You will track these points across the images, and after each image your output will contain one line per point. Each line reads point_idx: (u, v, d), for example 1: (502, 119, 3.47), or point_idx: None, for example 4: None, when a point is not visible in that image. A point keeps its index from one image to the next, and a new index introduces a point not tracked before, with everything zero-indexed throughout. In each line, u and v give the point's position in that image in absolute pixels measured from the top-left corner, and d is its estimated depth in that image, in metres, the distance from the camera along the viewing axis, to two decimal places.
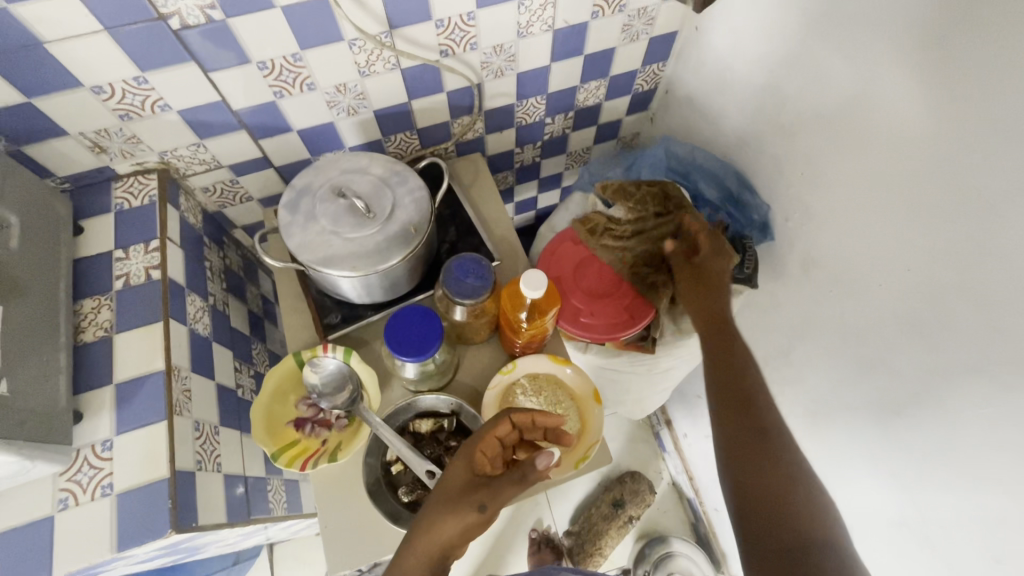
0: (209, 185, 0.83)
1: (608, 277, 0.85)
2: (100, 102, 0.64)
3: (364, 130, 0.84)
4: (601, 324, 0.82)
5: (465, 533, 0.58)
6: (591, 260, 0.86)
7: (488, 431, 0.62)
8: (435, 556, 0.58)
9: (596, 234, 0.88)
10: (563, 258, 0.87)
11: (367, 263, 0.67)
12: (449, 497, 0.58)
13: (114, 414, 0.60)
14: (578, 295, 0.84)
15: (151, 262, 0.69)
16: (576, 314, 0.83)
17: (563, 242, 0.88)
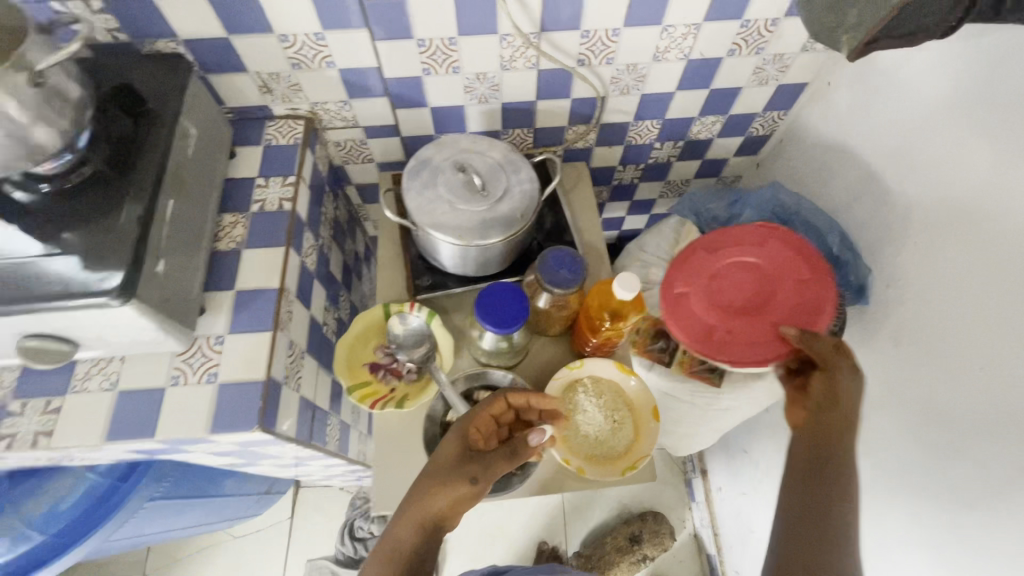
0: (341, 141, 0.91)
1: (754, 287, 0.67)
2: (281, 49, 0.73)
3: (488, 119, 0.90)
4: (747, 350, 0.65)
5: (457, 505, 0.62)
6: (730, 269, 0.69)
7: (481, 410, 0.65)
8: (427, 525, 0.62)
9: (735, 239, 0.71)
10: (694, 270, 0.70)
11: (472, 236, 0.72)
12: (443, 470, 0.61)
13: (230, 315, 0.68)
14: (716, 315, 0.67)
15: (285, 194, 0.77)
16: (716, 338, 0.66)
17: (692, 253, 0.72)
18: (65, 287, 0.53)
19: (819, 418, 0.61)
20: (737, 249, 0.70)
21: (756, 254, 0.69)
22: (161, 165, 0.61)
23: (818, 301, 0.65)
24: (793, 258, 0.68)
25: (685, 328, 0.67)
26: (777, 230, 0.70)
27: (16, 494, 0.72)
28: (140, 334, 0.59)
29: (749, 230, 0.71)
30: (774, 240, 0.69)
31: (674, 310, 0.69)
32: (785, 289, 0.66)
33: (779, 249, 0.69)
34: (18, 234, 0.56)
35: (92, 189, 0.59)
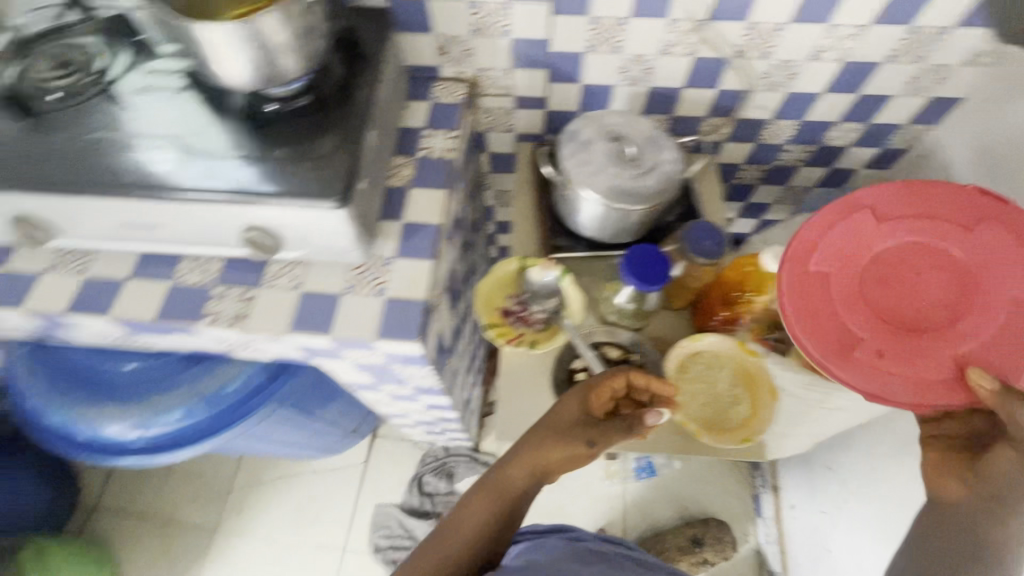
0: (491, 108, 0.98)
1: (934, 293, 0.62)
2: (467, 15, 0.81)
3: (631, 101, 0.95)
4: (902, 378, 0.60)
5: (569, 461, 0.71)
6: (905, 262, 0.64)
7: (604, 383, 0.69)
8: (537, 471, 0.72)
9: (928, 219, 0.65)
10: (853, 251, 0.66)
11: (620, 200, 0.77)
12: (561, 431, 0.70)
13: (397, 242, 0.76)
14: (873, 321, 0.63)
15: (448, 146, 0.85)
16: (857, 351, 0.62)
17: (849, 218, 0.66)
18: (294, 188, 0.63)
19: (993, 484, 0.56)
20: (908, 231, 0.65)
21: (943, 246, 0.64)
22: (369, 99, 0.71)
23: (1017, 320, 0.59)
24: (997, 256, 0.62)
25: (825, 335, 0.63)
26: (981, 210, 0.64)
27: (192, 375, 0.82)
28: (334, 241, 0.68)
29: (941, 207, 0.65)
30: (981, 231, 0.63)
31: (810, 304, 0.65)
32: (977, 304, 0.60)
33: (983, 240, 0.63)
34: (257, 146, 0.66)
35: (314, 115, 0.69)
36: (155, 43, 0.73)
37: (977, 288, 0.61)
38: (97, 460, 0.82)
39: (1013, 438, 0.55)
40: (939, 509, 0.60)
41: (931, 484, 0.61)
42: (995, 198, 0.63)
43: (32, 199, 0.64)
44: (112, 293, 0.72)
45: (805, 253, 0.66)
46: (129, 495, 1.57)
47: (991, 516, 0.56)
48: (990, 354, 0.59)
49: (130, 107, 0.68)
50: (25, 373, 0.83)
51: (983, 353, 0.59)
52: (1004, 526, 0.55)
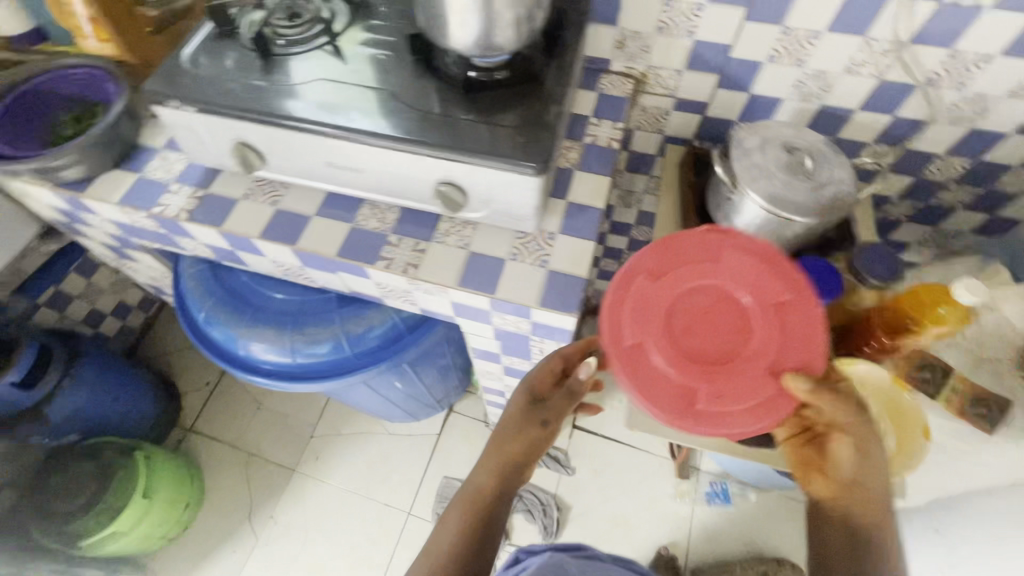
0: (648, 107, 1.00)
1: (720, 322, 0.59)
2: (658, 13, 0.83)
3: (796, 117, 0.93)
4: (740, 412, 0.57)
5: (530, 452, 0.70)
6: (691, 290, 0.60)
7: (539, 364, 0.72)
8: (506, 471, 0.70)
9: (682, 259, 0.61)
10: (642, 287, 0.61)
11: (790, 212, 0.76)
12: (516, 421, 0.70)
13: (562, 220, 0.79)
14: (676, 352, 0.58)
15: (614, 136, 0.87)
16: (698, 403, 0.57)
17: (638, 275, 0.61)
18: (496, 150, 0.66)
19: (870, 486, 0.60)
20: (705, 279, 0.60)
21: (712, 273, 0.60)
22: (566, 79, 0.73)
23: (795, 336, 0.59)
24: (755, 273, 0.60)
25: (660, 395, 0.58)
26: (718, 243, 0.61)
27: (343, 313, 0.88)
28: (516, 206, 0.71)
29: (695, 249, 0.61)
30: (724, 248, 0.61)
31: (659, 376, 0.58)
32: (757, 324, 0.59)
33: (732, 266, 0.61)
34: (462, 110, 0.71)
35: (513, 88, 0.72)
36: (374, 9, 0.80)
37: (782, 329, 0.59)
38: (248, 377, 0.89)
39: (836, 425, 0.61)
40: (832, 525, 0.61)
41: (809, 484, 0.65)
42: (719, 230, 0.62)
43: (258, 130, 0.71)
44: (300, 226, 0.79)
45: (626, 328, 0.60)
46: (219, 424, 1.67)
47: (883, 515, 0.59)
48: (791, 356, 0.58)
49: (348, 61, 0.74)
50: (199, 289, 0.91)
51: (780, 355, 0.58)
52: (875, 509, 0.59)
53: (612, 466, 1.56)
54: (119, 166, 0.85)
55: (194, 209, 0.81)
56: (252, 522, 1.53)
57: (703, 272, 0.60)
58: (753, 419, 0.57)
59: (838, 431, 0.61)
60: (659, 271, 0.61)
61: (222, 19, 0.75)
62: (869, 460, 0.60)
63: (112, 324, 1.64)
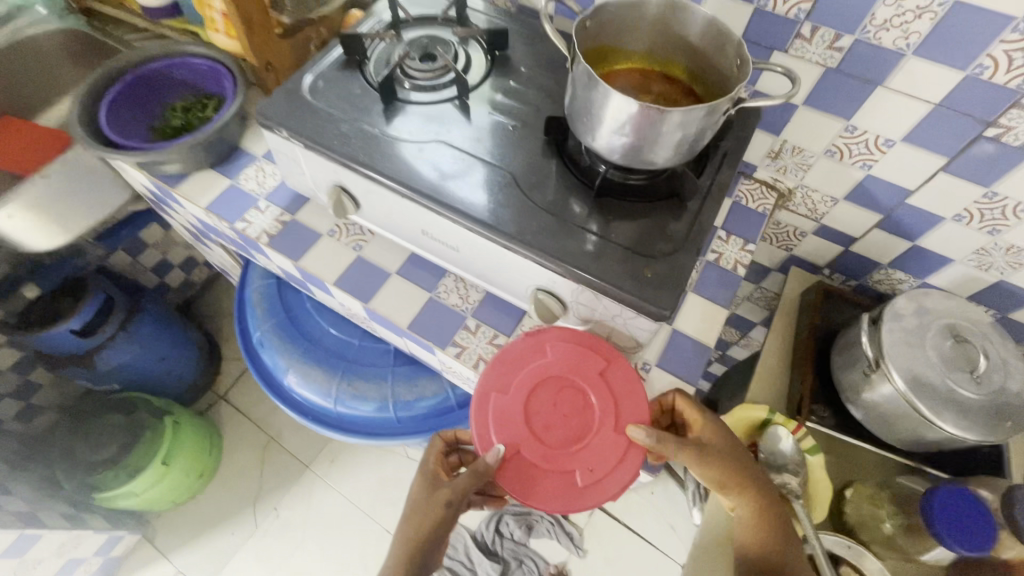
0: (783, 223, 0.87)
1: (565, 406, 0.59)
2: (836, 135, 0.70)
3: (961, 283, 0.78)
4: (612, 474, 0.56)
5: (442, 534, 0.58)
6: (535, 390, 0.60)
7: (430, 449, 0.66)
8: (415, 559, 0.57)
9: (518, 367, 0.61)
10: (498, 406, 0.59)
11: (943, 416, 0.62)
12: (420, 503, 0.60)
13: (661, 349, 0.69)
14: (542, 449, 0.57)
15: (743, 259, 0.74)
16: (576, 483, 0.56)
17: (490, 394, 0.59)
18: (618, 276, 0.56)
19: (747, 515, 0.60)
20: (529, 382, 0.60)
21: (540, 365, 0.60)
22: (715, 202, 0.61)
23: (627, 397, 0.59)
24: (577, 359, 0.60)
25: (546, 492, 0.56)
26: (541, 338, 0.62)
27: (398, 372, 0.82)
28: (617, 332, 0.62)
29: (525, 355, 0.61)
30: (549, 341, 0.62)
31: (544, 487, 0.56)
32: (594, 402, 0.59)
33: (557, 360, 0.61)
34: (587, 213, 0.61)
35: (649, 199, 0.62)
36: (512, 69, 0.72)
37: (616, 396, 0.59)
38: (289, 413, 0.84)
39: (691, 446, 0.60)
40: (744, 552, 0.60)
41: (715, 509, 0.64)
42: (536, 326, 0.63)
43: (362, 182, 0.64)
44: (378, 282, 0.72)
45: (486, 440, 0.57)
46: (249, 399, 1.66)
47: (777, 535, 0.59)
48: (627, 412, 0.59)
49: (472, 124, 0.67)
50: (261, 305, 0.88)
51: (621, 417, 0.58)
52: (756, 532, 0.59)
53: (626, 561, 1.42)
54: (216, 168, 0.81)
55: (276, 233, 0.76)
56: (255, 509, 1.51)
57: (530, 365, 0.61)
58: (627, 474, 0.57)
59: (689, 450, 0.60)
60: (498, 380, 0.60)
61: (354, 48, 0.70)
62: (734, 483, 0.59)
63: (176, 276, 1.65)
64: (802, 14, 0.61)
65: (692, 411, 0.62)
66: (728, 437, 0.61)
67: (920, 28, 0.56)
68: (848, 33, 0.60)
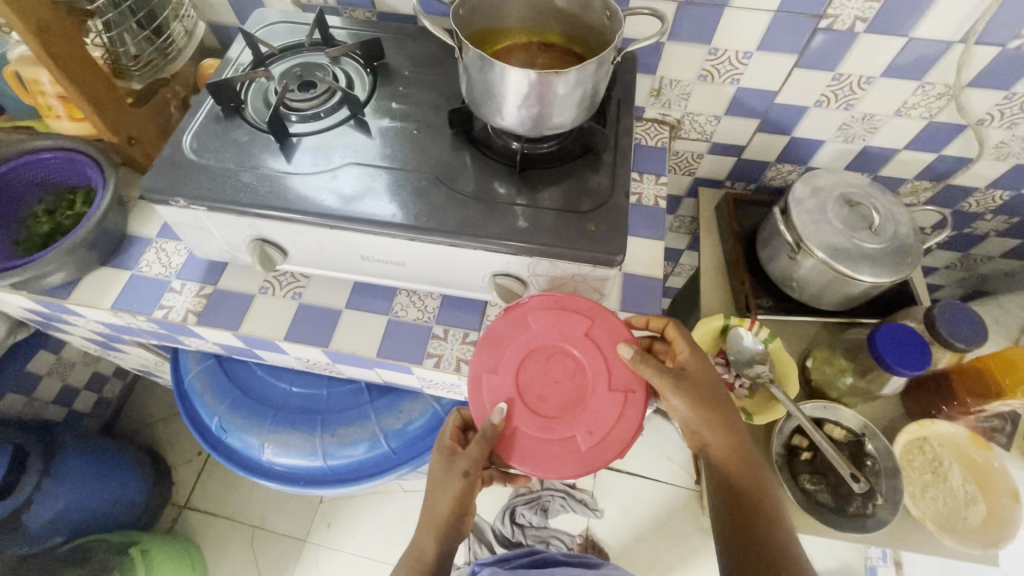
0: (681, 152, 0.94)
1: (557, 374, 0.60)
2: (703, 60, 0.77)
3: (837, 157, 0.89)
4: (610, 430, 0.58)
5: (464, 502, 0.62)
6: (525, 364, 0.61)
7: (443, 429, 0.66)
8: (447, 528, 0.62)
9: (505, 345, 0.62)
10: (492, 387, 0.60)
11: (862, 271, 0.71)
12: (439, 477, 0.62)
13: (620, 293, 0.72)
14: (540, 420, 0.58)
15: (660, 193, 0.79)
16: (578, 446, 0.57)
17: (482, 376, 0.61)
18: (563, 239, 0.59)
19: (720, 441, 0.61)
20: (518, 357, 0.61)
21: (525, 337, 0.61)
22: (626, 147, 0.66)
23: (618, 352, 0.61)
24: (562, 323, 0.61)
25: (546, 460, 0.57)
26: (523, 310, 0.63)
27: (379, 405, 0.80)
28: (582, 290, 0.65)
29: (511, 334, 0.62)
30: (531, 312, 0.62)
31: (548, 456, 0.57)
32: (586, 364, 0.60)
33: (543, 330, 0.61)
34: (516, 190, 0.63)
35: (566, 161, 0.65)
36: (396, 75, 0.72)
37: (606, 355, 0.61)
38: (277, 486, 0.79)
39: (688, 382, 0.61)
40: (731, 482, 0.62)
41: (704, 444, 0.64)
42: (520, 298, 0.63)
43: (284, 227, 0.62)
44: (331, 322, 0.70)
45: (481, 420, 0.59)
46: (218, 497, 1.53)
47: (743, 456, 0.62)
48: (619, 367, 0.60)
49: (375, 139, 0.66)
50: (208, 390, 0.81)
51: (615, 375, 0.60)
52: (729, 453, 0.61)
53: (641, 506, 1.48)
54: (108, 263, 0.74)
55: (203, 309, 0.70)
56: None
57: (516, 343, 0.61)
58: (625, 428, 0.58)
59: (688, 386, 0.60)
60: (489, 361, 0.61)
61: (226, 96, 0.66)
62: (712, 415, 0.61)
63: (87, 398, 1.48)
64: None
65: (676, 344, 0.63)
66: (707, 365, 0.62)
67: None
68: None
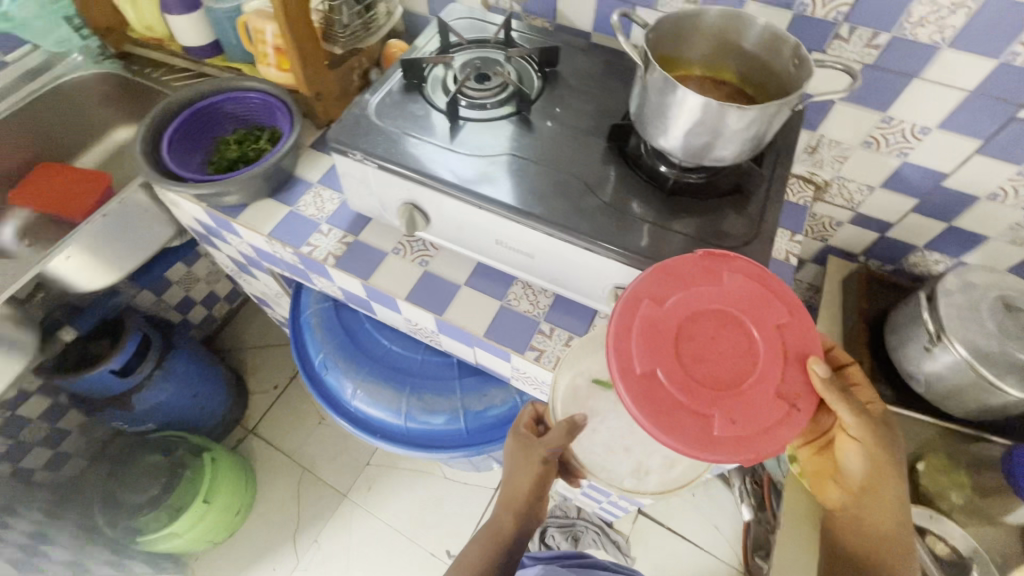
0: (819, 215, 0.91)
1: (725, 344, 0.48)
2: (873, 126, 0.74)
3: (996, 258, 0.82)
4: (756, 433, 0.46)
5: (541, 489, 0.61)
6: (695, 316, 0.49)
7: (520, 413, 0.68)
8: (523, 514, 0.59)
9: (684, 285, 0.50)
10: (648, 319, 0.49)
11: (1009, 382, 0.65)
12: (521, 455, 0.62)
13: None
14: (686, 380, 0.47)
15: (794, 249, 0.77)
16: (713, 430, 0.46)
17: (644, 301, 0.49)
18: None
19: (887, 506, 0.53)
20: (693, 303, 0.50)
21: (712, 291, 0.50)
22: (778, 195, 0.65)
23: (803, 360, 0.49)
24: (756, 297, 0.50)
25: (671, 424, 0.46)
26: (721, 263, 0.52)
27: (466, 384, 0.83)
28: None
29: (696, 276, 0.51)
30: (726, 268, 0.52)
31: (675, 420, 0.46)
32: (765, 352, 0.49)
33: (736, 293, 0.50)
34: (658, 211, 0.64)
35: (713, 196, 0.65)
36: (564, 84, 0.76)
37: (788, 357, 0.49)
38: (354, 432, 0.84)
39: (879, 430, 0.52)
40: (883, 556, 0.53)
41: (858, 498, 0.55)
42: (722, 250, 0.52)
43: (438, 198, 0.67)
44: (448, 294, 0.75)
45: (622, 349, 0.48)
46: (280, 432, 1.64)
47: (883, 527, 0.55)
48: (796, 377, 0.49)
49: (534, 137, 0.70)
50: (320, 328, 0.89)
51: (788, 381, 0.48)
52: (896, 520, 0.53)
53: (676, 568, 1.41)
54: (274, 196, 0.83)
55: (342, 254, 0.78)
56: (296, 543, 1.48)
57: (697, 289, 0.50)
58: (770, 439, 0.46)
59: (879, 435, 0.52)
60: (661, 293, 0.50)
61: (414, 72, 0.74)
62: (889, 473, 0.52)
63: (199, 312, 1.65)
64: (840, 16, 0.66)
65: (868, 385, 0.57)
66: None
67: (954, 22, 0.61)
68: (885, 31, 0.65)
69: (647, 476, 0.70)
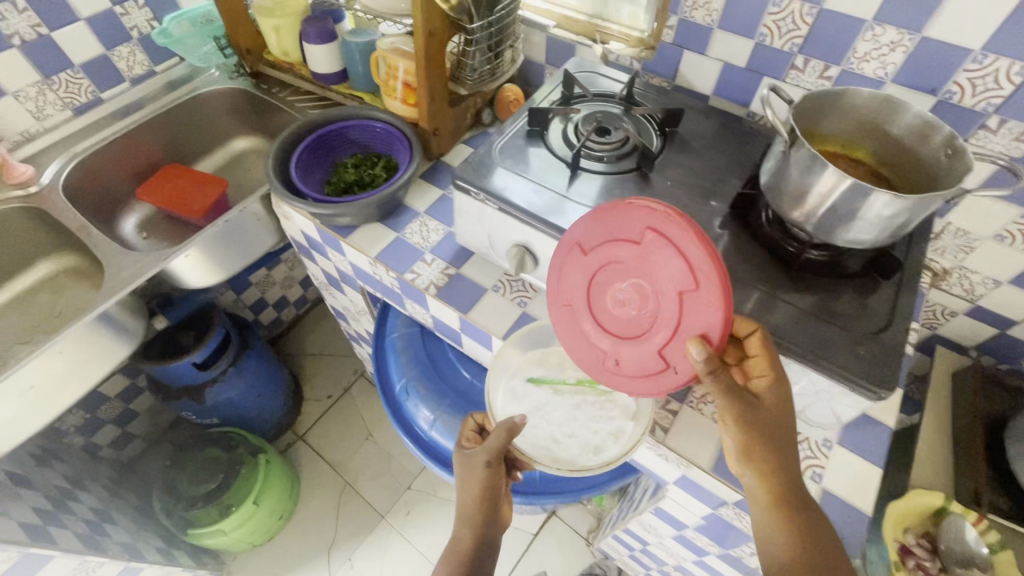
0: (931, 302, 0.86)
1: (628, 300, 0.54)
2: (1010, 220, 0.71)
3: None
4: (636, 376, 0.55)
5: (490, 493, 0.64)
6: (607, 267, 0.55)
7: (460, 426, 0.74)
8: (483, 519, 0.63)
9: (605, 234, 0.54)
10: (573, 261, 0.58)
11: None
12: (464, 466, 0.67)
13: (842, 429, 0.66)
14: (595, 320, 0.58)
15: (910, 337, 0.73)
16: (606, 364, 0.58)
17: (573, 244, 0.57)
18: (821, 350, 0.57)
19: (759, 476, 0.51)
20: (606, 256, 0.54)
21: (625, 245, 0.53)
22: (912, 286, 0.62)
23: (693, 330, 0.49)
24: (669, 259, 0.50)
25: (580, 351, 0.60)
26: (646, 215, 0.51)
27: None
28: (814, 408, 0.62)
29: (616, 224, 0.53)
30: (652, 222, 0.50)
31: (580, 343, 0.60)
32: (659, 313, 0.52)
33: (648, 249, 0.51)
34: (780, 286, 0.62)
35: (837, 276, 0.63)
36: (683, 145, 0.77)
37: (680, 327, 0.50)
38: (426, 463, 0.83)
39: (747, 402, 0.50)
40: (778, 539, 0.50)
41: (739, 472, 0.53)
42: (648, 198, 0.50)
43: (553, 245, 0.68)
44: (544, 340, 0.75)
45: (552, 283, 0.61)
46: (328, 442, 1.66)
47: (801, 514, 0.50)
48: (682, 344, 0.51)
49: (652, 195, 0.70)
50: (406, 353, 0.91)
51: (677, 347, 0.51)
52: (777, 491, 0.51)
53: None
54: (383, 222, 0.87)
55: (443, 286, 0.79)
56: (329, 558, 1.48)
57: (614, 242, 0.53)
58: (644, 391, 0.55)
59: (744, 406, 0.50)
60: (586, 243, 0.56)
61: (538, 120, 0.76)
62: (759, 448, 0.51)
63: (269, 314, 1.72)
64: (990, 107, 0.64)
65: (762, 353, 0.53)
66: (787, 400, 0.53)
67: None
68: None
69: (597, 456, 0.68)
